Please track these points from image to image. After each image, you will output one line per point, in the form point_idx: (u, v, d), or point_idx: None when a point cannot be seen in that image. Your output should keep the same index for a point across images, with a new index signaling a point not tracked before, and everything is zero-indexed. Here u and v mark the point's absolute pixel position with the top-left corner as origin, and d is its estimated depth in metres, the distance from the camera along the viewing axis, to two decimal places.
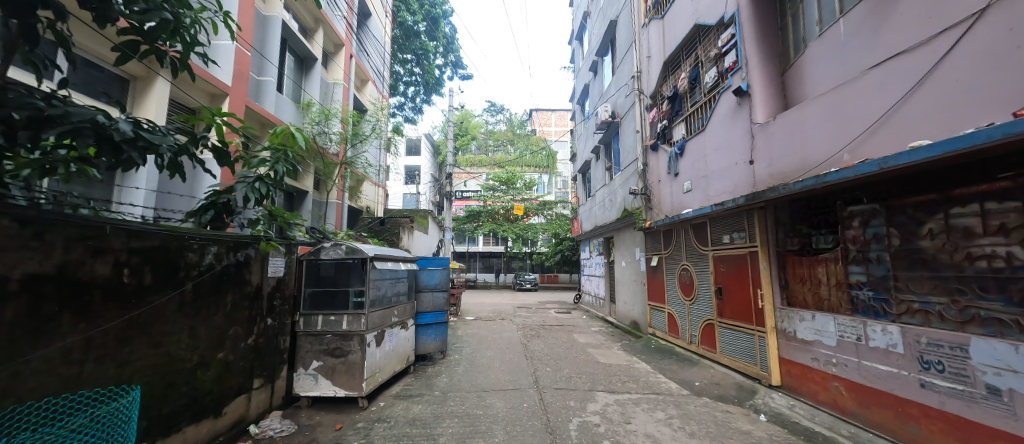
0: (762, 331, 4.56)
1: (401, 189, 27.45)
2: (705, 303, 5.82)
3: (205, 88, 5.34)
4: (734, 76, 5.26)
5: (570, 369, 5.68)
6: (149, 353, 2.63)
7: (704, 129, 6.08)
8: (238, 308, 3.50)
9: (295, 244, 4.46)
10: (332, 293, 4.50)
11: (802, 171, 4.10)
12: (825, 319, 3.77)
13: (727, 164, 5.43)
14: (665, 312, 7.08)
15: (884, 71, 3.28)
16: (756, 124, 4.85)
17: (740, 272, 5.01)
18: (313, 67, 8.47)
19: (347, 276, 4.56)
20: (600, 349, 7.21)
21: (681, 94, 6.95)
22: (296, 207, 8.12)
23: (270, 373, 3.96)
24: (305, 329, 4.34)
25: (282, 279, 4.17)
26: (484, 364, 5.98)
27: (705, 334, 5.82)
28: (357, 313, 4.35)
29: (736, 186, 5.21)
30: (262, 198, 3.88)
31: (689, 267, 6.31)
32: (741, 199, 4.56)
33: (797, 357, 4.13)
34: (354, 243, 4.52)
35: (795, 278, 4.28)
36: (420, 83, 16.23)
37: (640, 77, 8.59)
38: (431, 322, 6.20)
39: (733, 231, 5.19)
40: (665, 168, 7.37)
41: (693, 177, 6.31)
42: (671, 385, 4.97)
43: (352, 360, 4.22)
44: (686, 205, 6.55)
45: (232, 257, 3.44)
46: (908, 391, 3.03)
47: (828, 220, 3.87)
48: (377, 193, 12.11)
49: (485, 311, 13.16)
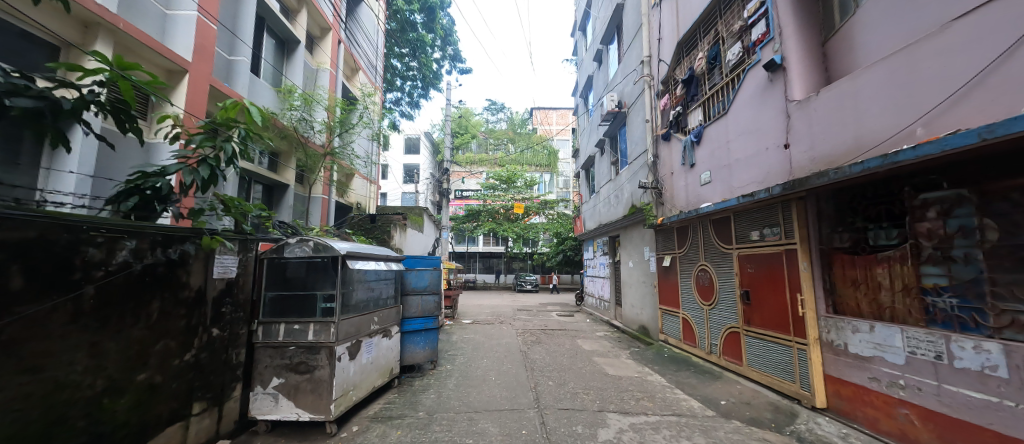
0: (802, 344, 3.89)
1: (399, 188, 26.79)
2: (728, 309, 5.14)
3: (161, 63, 4.72)
4: (764, 50, 4.62)
5: (576, 383, 5.01)
6: (19, 381, 1.98)
7: (726, 113, 5.42)
8: (169, 317, 2.85)
9: (254, 239, 3.78)
10: (298, 297, 3.83)
11: (856, 152, 3.43)
12: (889, 332, 3.11)
13: (755, 150, 4.76)
14: (679, 318, 6.41)
15: (975, 21, 2.59)
16: (793, 101, 4.17)
17: (772, 274, 4.34)
18: (295, 50, 7.79)
19: (317, 277, 3.89)
20: (607, 358, 6.53)
21: (697, 76, 6.29)
22: (275, 201, 7.46)
23: (217, 394, 3.29)
24: (264, 340, 3.68)
25: (234, 281, 3.50)
26: (478, 377, 5.30)
27: (728, 343, 5.14)
28: (326, 320, 3.67)
29: (767, 175, 4.53)
30: (208, 184, 3.24)
31: (708, 268, 5.62)
32: (778, 188, 3.91)
33: (849, 376, 3.45)
34: (324, 239, 3.85)
35: (845, 281, 3.60)
36: (418, 77, 15.57)
37: (650, 62, 7.93)
38: (420, 328, 5.54)
39: (763, 227, 4.51)
40: (679, 158, 6.71)
41: (713, 167, 5.66)
42: (693, 403, 4.31)
43: (319, 377, 3.57)
44: (705, 198, 5.87)
45: (161, 254, 2.79)
46: (1014, 427, 2.36)
47: (891, 211, 3.19)
48: (369, 188, 11.42)
49: (483, 313, 12.51)
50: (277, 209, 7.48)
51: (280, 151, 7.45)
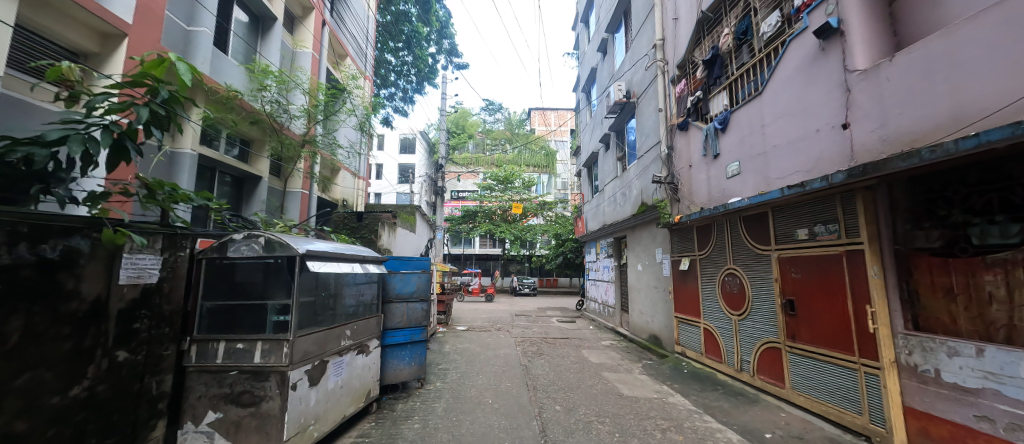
0: (872, 367, 3.16)
1: (393, 188, 25.84)
2: (765, 321, 4.39)
3: (92, 24, 3.93)
4: (813, 15, 3.92)
5: (588, 408, 4.24)
6: None
7: (760, 93, 4.71)
8: (41, 339, 2.06)
9: (187, 234, 2.96)
10: (246, 308, 3.04)
11: (952, 129, 2.70)
12: (1009, 358, 2.39)
13: (801, 132, 4.03)
14: (700, 328, 5.68)
15: None
16: (855, 72, 3.45)
17: (825, 281, 3.61)
18: (270, 28, 6.96)
19: (268, 283, 3.09)
20: (619, 373, 5.77)
21: (722, 55, 5.55)
22: (245, 195, 6.65)
23: (125, 438, 2.49)
24: (198, 363, 2.88)
25: (157, 288, 2.71)
26: (472, 399, 4.51)
27: (765, 360, 4.39)
28: (278, 338, 2.87)
29: (818, 163, 3.80)
30: (118, 158, 2.47)
31: (738, 272, 4.87)
32: (841, 175, 3.18)
33: (943, 412, 2.72)
34: (277, 235, 3.06)
35: (932, 291, 2.88)
36: (412, 71, 14.71)
37: (663, 44, 7.22)
38: (405, 341, 4.76)
39: (814, 223, 3.78)
40: (699, 149, 5.99)
41: (744, 156, 4.94)
42: (731, 435, 3.55)
43: (267, 411, 2.78)
44: (732, 193, 5.14)
45: (27, 249, 2.01)
46: None
47: (1008, 200, 2.47)
48: (357, 185, 10.65)
49: (479, 319, 11.68)
50: (248, 205, 6.65)
51: (252, 139, 6.62)
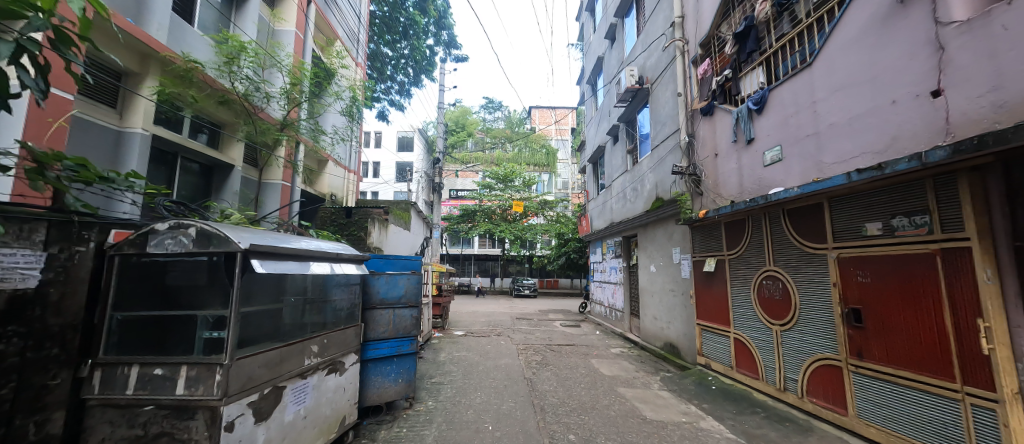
0: (983, 398, 2.47)
1: (390, 187, 25.05)
2: (818, 333, 3.68)
3: None
4: None
5: (608, 437, 3.52)
6: None
7: (810, 63, 4.00)
8: None
9: (87, 222, 2.23)
10: (172, 321, 2.33)
11: None
12: None
13: (868, 106, 3.33)
14: (729, 338, 4.96)
15: None
16: (951, 25, 2.74)
17: (909, 287, 2.91)
18: None
19: (202, 288, 2.37)
20: (637, 389, 5.05)
21: (758, 25, 4.85)
22: (214, 185, 5.93)
23: None
24: (102, 394, 2.16)
25: (32, 295, 1.98)
26: (468, 425, 3.78)
27: (818, 380, 3.68)
28: (210, 361, 2.16)
29: (895, 141, 3.09)
30: None
31: (780, 275, 4.17)
32: (944, 151, 2.47)
33: None
34: (210, 225, 2.32)
35: None
36: (409, 64, 14.03)
37: (683, 22, 6.54)
38: (390, 354, 4.04)
39: (891, 215, 3.07)
40: (728, 134, 5.27)
41: (787, 139, 4.23)
42: None
43: None
44: (772, 182, 4.44)
45: None
46: None
47: None
48: (346, 179, 9.93)
49: (477, 324, 10.94)
50: (217, 196, 5.93)
51: (223, 122, 5.89)
